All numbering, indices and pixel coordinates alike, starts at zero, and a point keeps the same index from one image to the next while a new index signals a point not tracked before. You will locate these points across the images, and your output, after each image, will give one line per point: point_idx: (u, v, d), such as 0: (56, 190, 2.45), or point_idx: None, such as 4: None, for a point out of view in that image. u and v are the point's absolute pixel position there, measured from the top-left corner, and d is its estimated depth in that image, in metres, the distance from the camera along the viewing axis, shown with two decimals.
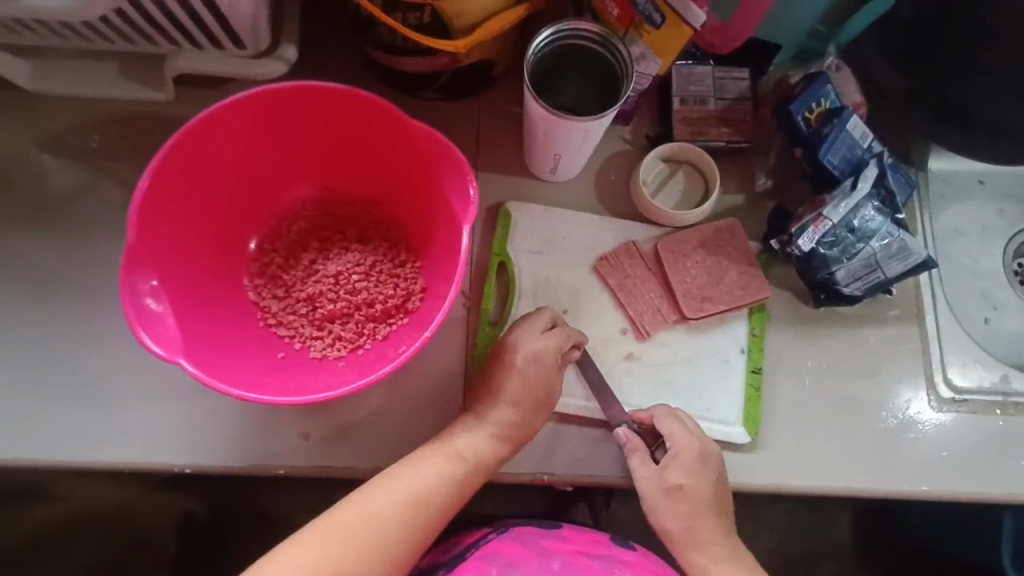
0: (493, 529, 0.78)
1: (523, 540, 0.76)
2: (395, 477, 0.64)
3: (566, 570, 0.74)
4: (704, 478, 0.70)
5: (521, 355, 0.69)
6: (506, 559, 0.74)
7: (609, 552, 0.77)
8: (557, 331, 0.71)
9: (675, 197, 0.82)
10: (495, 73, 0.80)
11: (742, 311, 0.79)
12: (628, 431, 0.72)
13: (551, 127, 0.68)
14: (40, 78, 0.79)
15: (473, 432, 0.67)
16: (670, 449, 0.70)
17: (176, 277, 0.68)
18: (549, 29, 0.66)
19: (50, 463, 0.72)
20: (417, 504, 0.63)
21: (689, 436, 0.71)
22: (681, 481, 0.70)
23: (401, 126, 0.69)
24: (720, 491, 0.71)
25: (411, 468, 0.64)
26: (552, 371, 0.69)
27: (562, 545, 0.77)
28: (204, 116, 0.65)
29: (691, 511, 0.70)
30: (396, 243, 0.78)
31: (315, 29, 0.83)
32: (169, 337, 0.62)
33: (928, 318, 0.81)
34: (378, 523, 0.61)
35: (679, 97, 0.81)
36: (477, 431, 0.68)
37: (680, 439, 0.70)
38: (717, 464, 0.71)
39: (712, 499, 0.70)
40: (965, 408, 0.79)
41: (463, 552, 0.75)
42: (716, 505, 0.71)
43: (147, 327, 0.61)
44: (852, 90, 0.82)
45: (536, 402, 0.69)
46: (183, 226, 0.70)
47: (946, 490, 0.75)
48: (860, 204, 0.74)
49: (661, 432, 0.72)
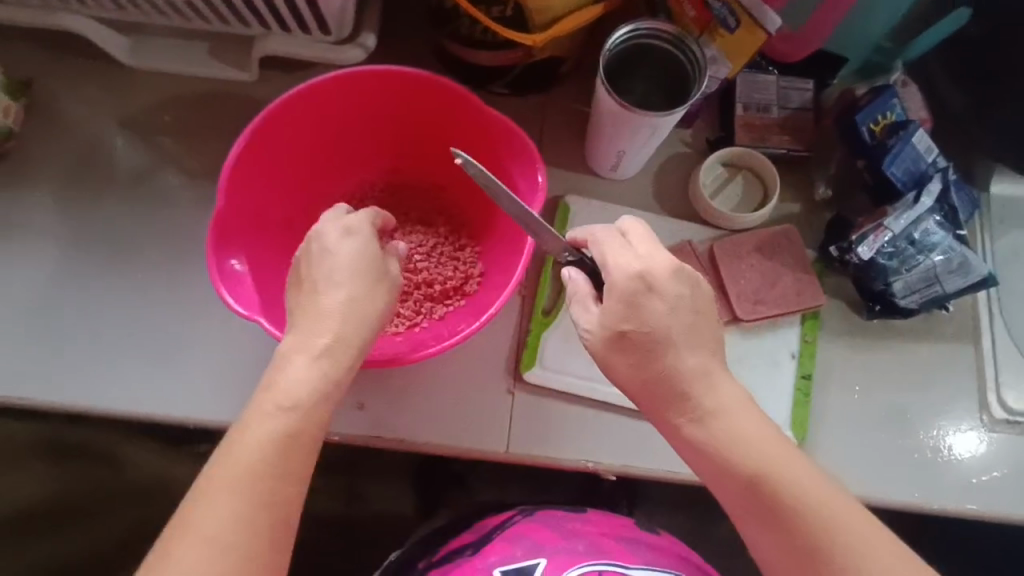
0: (519, 511, 0.81)
1: (548, 522, 0.78)
2: (227, 450, 0.53)
3: (592, 551, 0.75)
4: (648, 312, 0.56)
5: (331, 238, 0.61)
6: (533, 540, 0.76)
7: (633, 535, 0.79)
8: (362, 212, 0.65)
9: (733, 200, 0.83)
10: (563, 70, 0.82)
11: (794, 316, 0.79)
12: (572, 272, 0.61)
13: (618, 121, 0.71)
14: (136, 53, 0.84)
15: (289, 378, 0.55)
16: (608, 282, 0.58)
17: (253, 244, 0.72)
18: (626, 27, 0.69)
19: (123, 413, 0.77)
20: (260, 459, 0.52)
21: (626, 261, 0.58)
22: (628, 319, 0.56)
23: (476, 113, 0.72)
24: (688, 321, 0.57)
25: (240, 430, 0.54)
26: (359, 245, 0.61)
27: (588, 527, 0.78)
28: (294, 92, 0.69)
29: (653, 350, 0.56)
30: (457, 229, 0.82)
31: (394, 21, 0.86)
32: (248, 298, 0.65)
33: (984, 337, 0.81)
34: (219, 511, 0.50)
35: (743, 103, 0.82)
36: (303, 355, 0.56)
37: (614, 269, 0.58)
38: (667, 285, 0.57)
39: (681, 331, 0.57)
40: (1020, 430, 0.77)
41: (490, 533, 0.78)
42: (683, 334, 0.57)
43: (229, 286, 0.65)
44: (918, 105, 0.82)
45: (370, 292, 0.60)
46: (262, 196, 0.74)
47: (995, 510, 0.74)
48: (921, 217, 0.75)
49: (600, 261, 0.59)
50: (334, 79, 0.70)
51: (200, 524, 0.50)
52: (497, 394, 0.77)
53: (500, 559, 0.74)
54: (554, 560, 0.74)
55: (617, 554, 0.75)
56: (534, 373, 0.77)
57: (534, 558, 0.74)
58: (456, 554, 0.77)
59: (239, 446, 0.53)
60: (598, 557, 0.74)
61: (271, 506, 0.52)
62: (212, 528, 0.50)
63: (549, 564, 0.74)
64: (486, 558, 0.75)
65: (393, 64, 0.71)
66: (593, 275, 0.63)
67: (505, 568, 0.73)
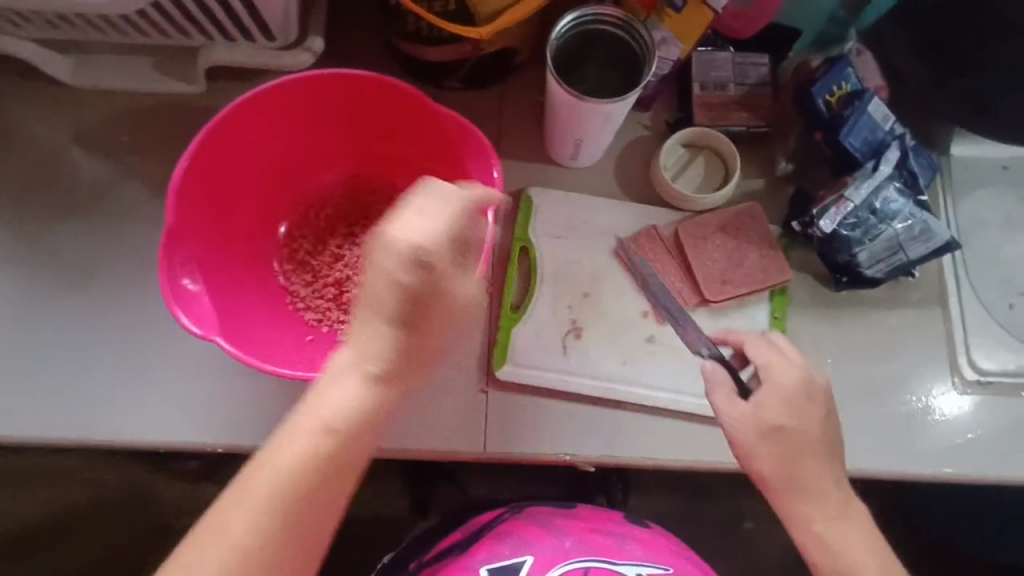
0: (507, 508, 0.80)
1: (535, 519, 0.78)
2: (286, 436, 0.55)
3: (578, 547, 0.75)
4: (804, 415, 0.63)
5: (388, 251, 0.56)
6: (519, 537, 0.76)
7: (621, 529, 0.79)
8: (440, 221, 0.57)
9: (695, 181, 0.82)
10: (517, 61, 0.81)
11: (763, 293, 0.79)
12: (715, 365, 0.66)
13: (572, 111, 0.70)
14: (79, 73, 0.82)
15: (338, 388, 0.56)
16: (765, 379, 0.64)
17: (212, 260, 0.71)
18: (571, 14, 0.67)
19: (92, 442, 0.75)
20: (317, 455, 0.55)
21: (785, 365, 0.64)
22: (785, 418, 0.62)
23: (427, 111, 0.71)
24: (829, 430, 0.64)
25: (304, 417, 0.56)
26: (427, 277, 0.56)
27: (576, 523, 0.78)
28: (240, 103, 0.68)
29: (800, 451, 0.62)
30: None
31: (343, 21, 0.85)
32: (205, 317, 0.65)
33: (951, 300, 0.81)
34: (275, 494, 0.54)
35: (699, 82, 0.82)
36: (371, 361, 0.56)
37: (781, 372, 0.64)
38: (822, 402, 0.64)
39: (817, 438, 0.63)
40: (990, 390, 0.78)
41: (479, 531, 0.78)
42: (823, 449, 0.63)
43: (183, 305, 0.64)
44: (872, 72, 0.82)
45: (409, 318, 0.56)
46: (217, 211, 0.73)
47: (970, 471, 0.75)
48: (882, 185, 0.75)
49: (754, 360, 0.65)
50: (279, 86, 0.69)
51: (260, 501, 0.54)
52: (470, 393, 0.75)
53: (488, 557, 0.74)
54: (541, 559, 0.74)
55: (604, 550, 0.75)
56: (506, 370, 0.75)
57: (521, 555, 0.74)
58: (445, 552, 0.77)
59: (300, 435, 0.55)
60: (586, 553, 0.74)
61: (320, 501, 0.55)
62: (264, 509, 0.54)
63: (535, 563, 0.74)
64: (475, 557, 0.74)
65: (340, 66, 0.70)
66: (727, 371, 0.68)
67: (492, 566, 0.73)
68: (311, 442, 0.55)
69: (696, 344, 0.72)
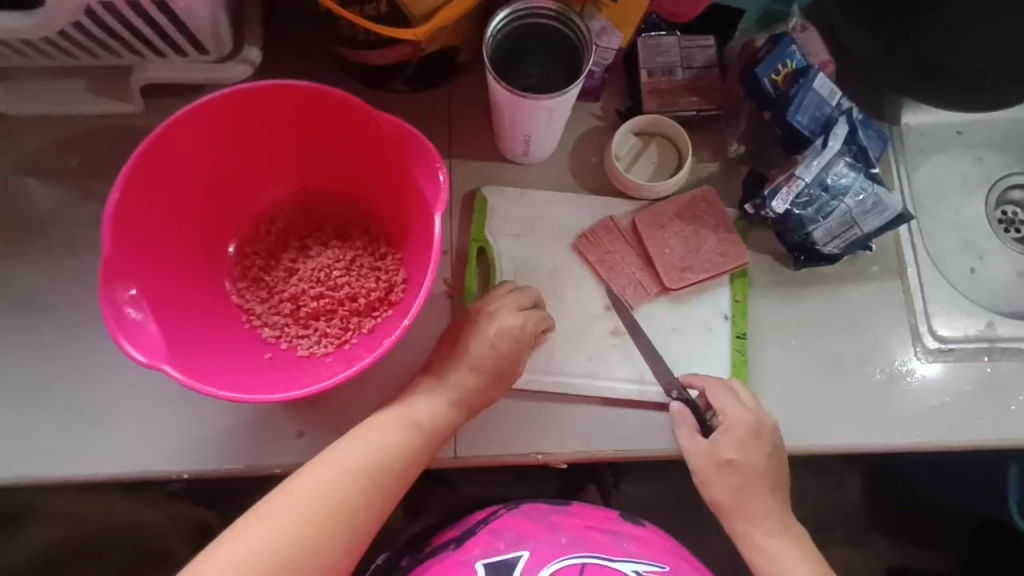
0: (504, 506, 0.79)
1: (532, 515, 0.77)
2: (344, 454, 0.64)
3: (576, 543, 0.74)
4: (750, 455, 0.70)
5: (496, 327, 0.69)
6: (516, 533, 0.75)
7: (620, 527, 0.77)
8: (534, 311, 0.71)
9: (649, 169, 0.82)
10: (461, 60, 0.80)
11: (723, 278, 0.79)
12: (681, 405, 0.73)
13: (516, 108, 0.69)
14: (10, 100, 0.78)
15: (433, 395, 0.68)
16: (723, 424, 0.71)
17: (157, 287, 0.70)
18: (505, 11, 0.66)
19: (52, 479, 0.73)
20: (363, 485, 0.63)
21: (740, 414, 0.71)
22: (732, 455, 0.71)
23: (366, 117, 0.70)
24: (777, 465, 0.72)
25: (363, 442, 0.65)
26: (524, 347, 0.70)
27: (573, 520, 0.77)
28: (169, 124, 0.66)
29: (747, 480, 0.71)
30: (375, 237, 0.79)
31: (280, 30, 0.83)
32: (153, 345, 0.64)
33: (909, 270, 0.82)
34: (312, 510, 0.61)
35: (646, 69, 0.81)
36: (422, 409, 0.68)
37: (734, 417, 0.70)
38: (769, 441, 0.71)
39: (763, 472, 0.71)
40: (952, 357, 0.79)
41: (474, 527, 0.77)
42: (768, 477, 0.71)
43: (128, 336, 0.62)
44: (819, 49, 0.81)
45: (497, 377, 0.69)
46: (160, 236, 0.71)
47: (937, 438, 0.75)
48: (832, 161, 0.75)
49: (715, 406, 0.72)
50: (209, 102, 0.67)
51: (291, 512, 0.61)
52: None
53: (484, 553, 0.73)
54: (537, 553, 0.73)
55: (602, 547, 0.74)
56: None
57: (517, 551, 0.73)
58: (440, 550, 0.76)
59: (359, 459, 0.64)
60: (582, 549, 0.73)
61: (344, 528, 0.62)
62: (293, 522, 0.60)
63: (531, 558, 0.73)
64: (470, 552, 0.74)
65: (272, 78, 0.68)
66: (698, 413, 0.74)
67: (488, 562, 0.72)
68: (385, 469, 0.65)
69: (669, 386, 0.74)
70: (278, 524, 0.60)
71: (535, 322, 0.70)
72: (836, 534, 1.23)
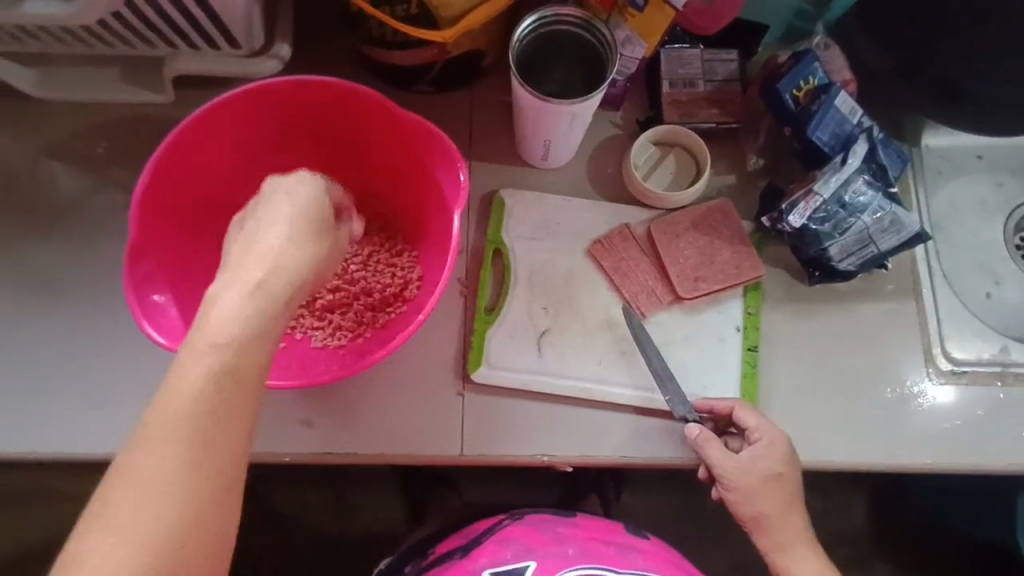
0: (508, 515, 0.80)
1: (537, 526, 0.78)
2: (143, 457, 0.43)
3: (583, 555, 0.74)
4: (786, 470, 0.71)
5: (267, 212, 0.53)
6: (522, 544, 0.75)
7: (624, 540, 0.78)
8: (303, 189, 0.55)
9: (666, 179, 0.82)
10: (486, 64, 0.81)
11: (736, 290, 0.79)
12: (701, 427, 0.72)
13: (538, 112, 0.70)
14: (45, 86, 0.80)
15: (223, 301, 0.47)
16: (759, 440, 0.71)
17: (175, 271, 0.71)
18: (531, 17, 0.67)
19: (65, 458, 0.75)
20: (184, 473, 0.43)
21: (766, 426, 0.71)
22: (777, 469, 0.70)
23: (391, 115, 0.71)
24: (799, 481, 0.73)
25: (156, 423, 0.43)
26: (315, 219, 0.54)
27: (577, 532, 0.78)
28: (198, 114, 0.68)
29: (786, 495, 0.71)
30: (393, 235, 0.81)
31: (311, 28, 0.85)
32: (170, 328, 0.65)
33: (924, 290, 0.81)
34: (114, 561, 0.40)
35: (668, 80, 0.82)
36: (218, 322, 0.46)
37: (767, 428, 0.71)
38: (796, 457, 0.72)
39: (795, 486, 0.72)
40: (965, 380, 0.78)
41: (480, 537, 0.77)
42: (798, 492, 0.72)
43: (149, 317, 0.64)
44: (842, 67, 0.81)
45: (308, 275, 0.52)
46: (186, 221, 0.74)
47: (947, 461, 0.75)
48: (851, 179, 0.75)
49: (745, 425, 0.72)
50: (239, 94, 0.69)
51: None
52: (447, 396, 0.75)
53: (490, 562, 0.74)
54: (544, 563, 0.73)
55: (607, 558, 0.74)
56: (482, 372, 0.75)
57: (523, 561, 0.73)
58: (446, 558, 0.77)
59: (160, 433, 0.43)
60: (588, 560, 0.73)
61: (199, 522, 0.43)
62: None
63: (538, 568, 0.72)
64: (476, 561, 0.74)
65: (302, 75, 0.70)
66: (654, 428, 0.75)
67: (494, 571, 0.73)
68: (204, 431, 0.44)
69: (680, 412, 0.73)
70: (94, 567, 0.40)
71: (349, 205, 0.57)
72: (839, 556, 1.22)
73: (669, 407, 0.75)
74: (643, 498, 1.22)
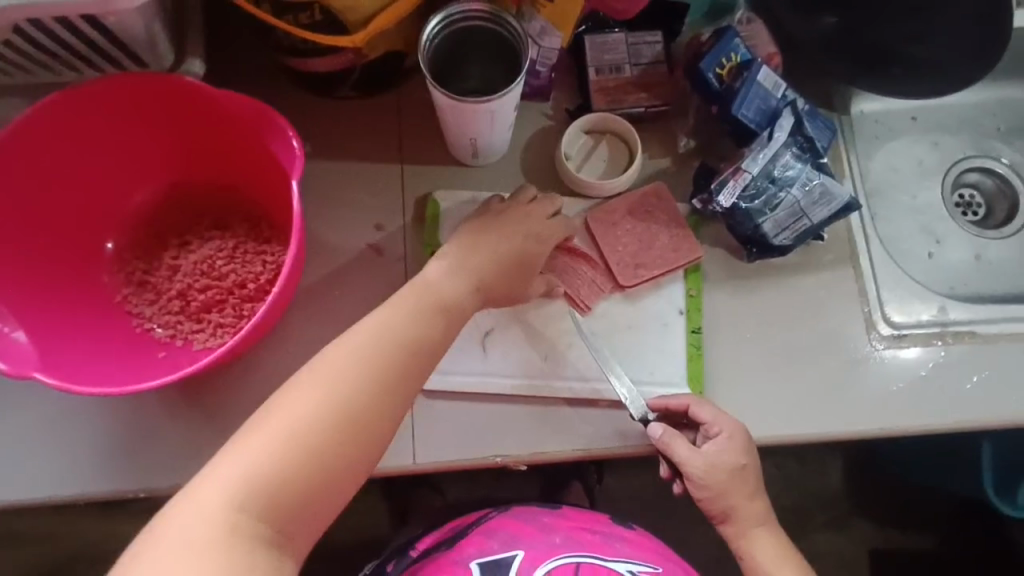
0: (495, 509, 0.80)
1: (524, 517, 0.78)
2: (322, 376, 0.55)
3: (569, 543, 0.74)
4: (750, 461, 0.72)
5: (542, 216, 0.70)
6: (508, 533, 0.75)
7: (611, 529, 0.78)
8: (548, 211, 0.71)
9: (600, 167, 0.82)
10: (408, 64, 0.79)
11: (677, 273, 0.79)
12: (664, 427, 0.71)
13: (456, 111, 0.68)
14: None
15: (454, 275, 0.64)
16: (720, 433, 0.71)
17: (26, 302, 0.71)
18: (438, 16, 0.66)
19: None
20: (358, 398, 0.56)
21: (725, 420, 0.71)
22: (742, 460, 0.71)
23: (219, 99, 0.70)
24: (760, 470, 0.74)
25: (346, 350, 0.57)
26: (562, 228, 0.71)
27: (564, 522, 0.78)
28: (11, 134, 0.67)
29: (742, 478, 0.72)
30: (257, 223, 0.79)
31: (227, 42, 0.82)
32: (18, 355, 0.64)
33: (862, 258, 0.82)
34: (276, 458, 0.52)
35: (594, 67, 0.81)
36: (440, 284, 0.63)
37: (727, 420, 0.72)
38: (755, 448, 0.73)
39: (757, 473, 0.73)
40: (907, 342, 0.79)
41: (467, 529, 0.77)
42: (759, 479, 0.73)
43: None
44: (765, 42, 0.81)
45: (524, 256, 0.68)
46: (31, 249, 0.73)
47: (893, 423, 0.76)
48: (778, 153, 0.76)
49: (704, 421, 0.72)
50: (50, 108, 0.67)
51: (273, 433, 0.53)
52: None
53: (477, 552, 0.74)
54: (530, 554, 0.73)
55: (594, 546, 0.75)
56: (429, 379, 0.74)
57: (511, 550, 0.73)
58: (434, 550, 0.76)
59: (353, 364, 0.56)
60: (575, 549, 0.73)
61: (353, 445, 0.55)
62: (255, 468, 0.52)
63: (525, 558, 0.73)
64: (463, 552, 0.74)
65: (103, 77, 0.69)
66: (605, 417, 0.75)
67: (481, 561, 0.73)
68: (382, 374, 0.57)
69: (636, 412, 0.73)
70: (267, 450, 0.53)
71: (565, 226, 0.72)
72: (818, 518, 1.24)
73: (623, 401, 0.74)
74: (621, 481, 1.23)
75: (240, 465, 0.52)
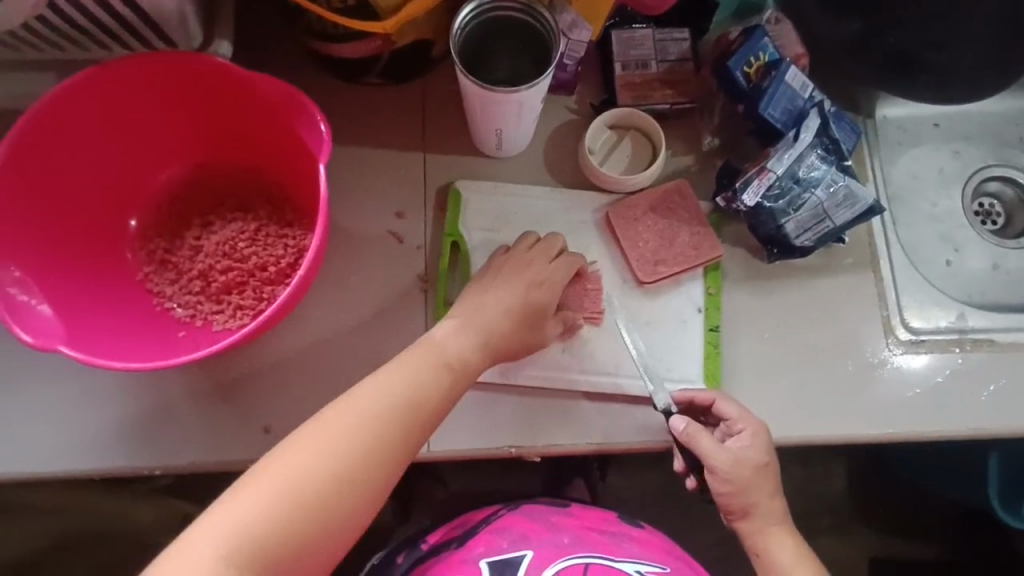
0: (504, 506, 0.80)
1: (532, 515, 0.78)
2: (319, 437, 0.57)
3: (578, 543, 0.75)
4: (771, 459, 0.72)
5: (540, 269, 0.71)
6: (517, 532, 0.76)
7: (619, 528, 0.78)
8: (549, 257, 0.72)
9: (623, 162, 0.81)
10: (434, 53, 0.79)
11: (696, 271, 0.79)
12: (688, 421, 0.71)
13: (484, 101, 0.68)
14: None
15: (462, 334, 0.66)
16: (742, 430, 0.71)
17: (50, 276, 0.71)
18: (470, 6, 0.66)
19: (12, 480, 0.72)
20: (349, 462, 0.57)
21: (749, 420, 0.72)
22: (763, 458, 0.71)
23: (248, 83, 0.70)
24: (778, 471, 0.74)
25: (343, 412, 0.59)
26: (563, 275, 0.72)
27: (573, 521, 0.78)
28: (41, 110, 0.67)
29: (760, 477, 0.72)
30: (279, 207, 0.80)
31: (255, 24, 0.82)
32: (42, 329, 0.65)
33: (882, 263, 0.82)
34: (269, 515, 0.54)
35: (620, 62, 0.81)
36: (451, 344, 0.65)
37: (750, 418, 0.72)
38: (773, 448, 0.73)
39: (776, 472, 0.73)
40: (925, 348, 0.79)
41: (475, 528, 0.77)
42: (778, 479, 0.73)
43: (21, 319, 0.64)
44: (793, 42, 0.81)
45: (527, 314, 0.69)
46: (55, 224, 0.73)
47: (909, 429, 0.76)
48: (803, 154, 0.75)
49: (726, 416, 0.72)
50: (82, 85, 0.68)
51: (258, 497, 0.54)
52: None
53: (486, 551, 0.74)
54: (539, 553, 0.73)
55: (603, 546, 0.75)
56: None
57: (520, 550, 0.74)
58: (443, 548, 0.76)
59: (351, 427, 0.58)
60: (585, 549, 0.74)
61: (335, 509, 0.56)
62: (247, 525, 0.53)
63: (534, 557, 0.73)
64: (473, 550, 0.74)
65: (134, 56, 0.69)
66: (619, 412, 0.75)
67: (491, 560, 0.73)
68: (378, 439, 0.58)
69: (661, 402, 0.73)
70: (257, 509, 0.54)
71: (568, 268, 0.73)
72: (824, 523, 1.24)
73: (650, 396, 0.74)
74: (628, 479, 1.24)
75: (231, 519, 0.53)
